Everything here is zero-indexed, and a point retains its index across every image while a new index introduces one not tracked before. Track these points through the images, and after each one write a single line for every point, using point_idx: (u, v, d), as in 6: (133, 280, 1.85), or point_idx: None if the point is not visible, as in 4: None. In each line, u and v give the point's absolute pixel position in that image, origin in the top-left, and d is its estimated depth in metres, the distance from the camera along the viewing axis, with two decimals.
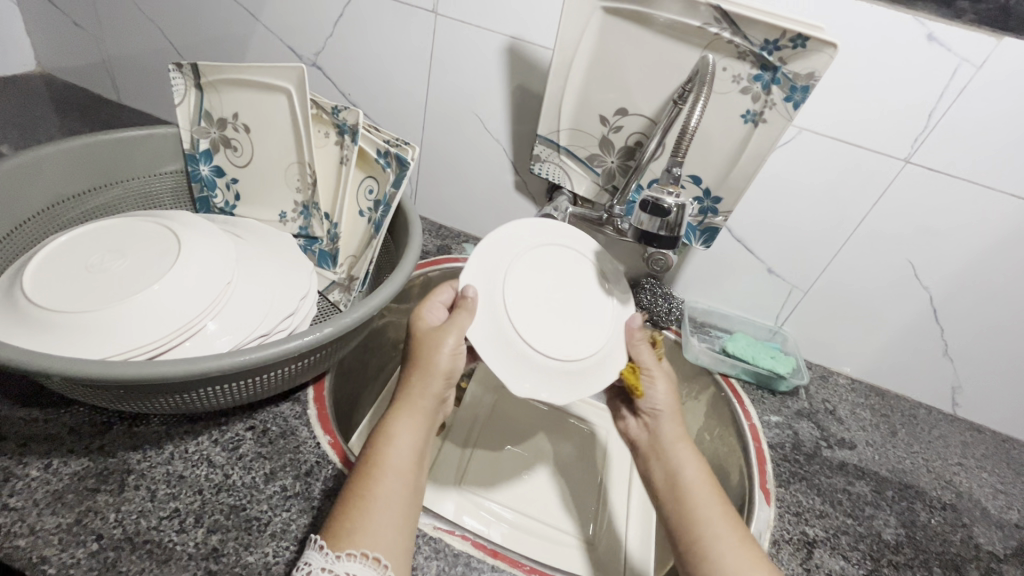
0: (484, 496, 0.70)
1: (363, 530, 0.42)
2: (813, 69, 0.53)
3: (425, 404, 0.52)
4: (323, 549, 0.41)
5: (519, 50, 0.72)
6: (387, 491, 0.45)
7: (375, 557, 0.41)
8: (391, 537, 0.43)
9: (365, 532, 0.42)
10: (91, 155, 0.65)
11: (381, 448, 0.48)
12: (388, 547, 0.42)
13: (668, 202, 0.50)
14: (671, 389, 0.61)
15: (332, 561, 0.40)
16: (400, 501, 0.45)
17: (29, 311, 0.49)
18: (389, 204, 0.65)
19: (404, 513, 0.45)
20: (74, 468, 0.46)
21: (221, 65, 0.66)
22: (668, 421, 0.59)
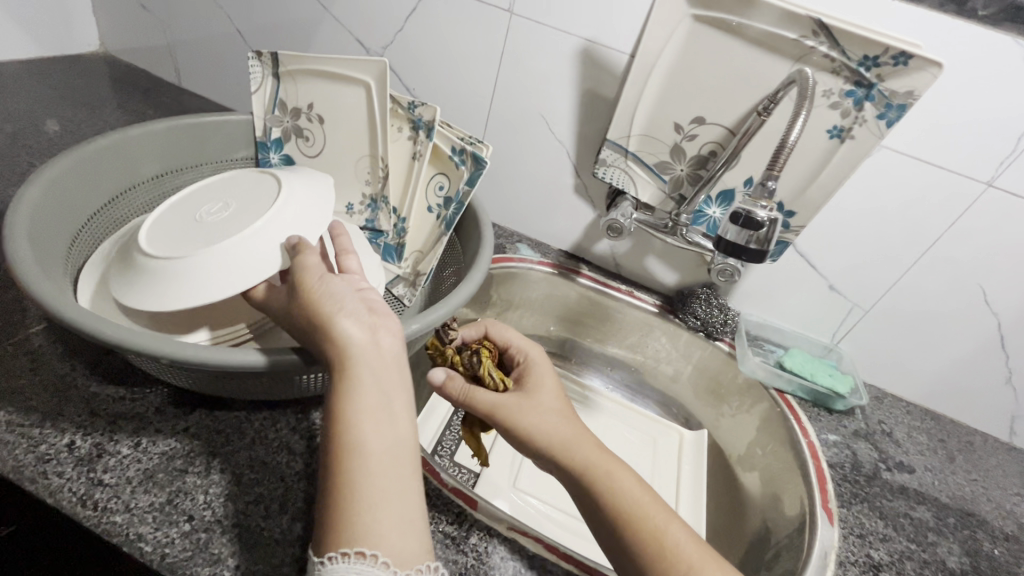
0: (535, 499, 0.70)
1: (341, 526, 0.34)
2: (913, 88, 0.53)
3: (353, 347, 0.39)
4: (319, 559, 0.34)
5: (595, 53, 0.72)
6: (356, 471, 0.35)
7: (359, 551, 0.33)
8: (384, 519, 0.34)
9: (342, 528, 0.34)
10: (170, 140, 0.66)
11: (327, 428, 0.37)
12: (378, 534, 0.34)
13: (761, 215, 0.50)
14: (545, 412, 0.50)
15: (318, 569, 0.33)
16: (379, 477, 0.35)
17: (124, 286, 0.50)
18: (462, 202, 0.65)
19: (394, 486, 0.36)
20: (162, 448, 0.47)
21: (302, 56, 0.67)
22: (571, 449, 0.47)
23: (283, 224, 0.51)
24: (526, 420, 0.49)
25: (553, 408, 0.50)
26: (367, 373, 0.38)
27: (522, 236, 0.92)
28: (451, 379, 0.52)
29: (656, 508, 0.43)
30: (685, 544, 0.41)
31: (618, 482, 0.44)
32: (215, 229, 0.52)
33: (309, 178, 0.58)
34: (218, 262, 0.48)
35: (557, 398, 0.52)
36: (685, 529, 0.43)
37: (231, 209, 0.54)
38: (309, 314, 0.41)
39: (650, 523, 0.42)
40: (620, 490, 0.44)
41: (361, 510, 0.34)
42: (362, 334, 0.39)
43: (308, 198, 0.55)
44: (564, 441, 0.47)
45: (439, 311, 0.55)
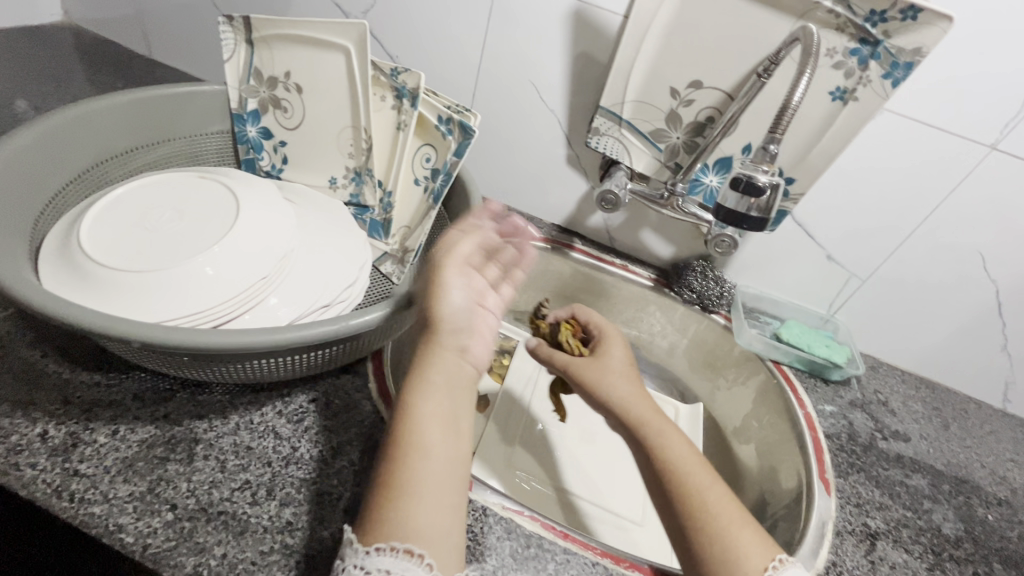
0: (529, 478, 0.69)
1: (394, 519, 0.35)
2: (921, 44, 0.50)
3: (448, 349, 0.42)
4: (354, 546, 0.35)
5: (586, 15, 0.68)
6: (418, 469, 0.37)
7: (406, 548, 0.34)
8: (433, 518, 0.36)
9: (394, 521, 0.35)
10: (137, 113, 0.62)
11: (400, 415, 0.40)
12: (425, 531, 0.35)
13: (763, 181, 0.47)
14: (620, 376, 0.56)
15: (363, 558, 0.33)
16: (434, 475, 0.37)
17: (108, 284, 0.44)
18: (449, 174, 0.62)
19: (446, 486, 0.37)
20: (142, 436, 0.45)
21: (276, 19, 0.63)
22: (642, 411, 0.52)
23: (253, 232, 0.50)
24: (602, 380, 0.56)
25: (620, 376, 0.56)
26: (439, 374, 0.41)
27: (512, 211, 0.89)
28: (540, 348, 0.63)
29: (703, 480, 0.46)
30: (721, 514, 0.43)
31: (666, 450, 0.48)
32: (164, 242, 0.48)
33: (266, 193, 0.55)
34: (157, 286, 0.45)
35: (627, 366, 0.58)
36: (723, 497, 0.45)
37: (177, 215, 0.50)
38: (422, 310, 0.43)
39: (691, 491, 0.45)
40: (667, 456, 0.47)
41: (417, 503, 0.36)
42: (467, 330, 0.43)
43: (268, 228, 0.52)
44: (624, 400, 0.53)
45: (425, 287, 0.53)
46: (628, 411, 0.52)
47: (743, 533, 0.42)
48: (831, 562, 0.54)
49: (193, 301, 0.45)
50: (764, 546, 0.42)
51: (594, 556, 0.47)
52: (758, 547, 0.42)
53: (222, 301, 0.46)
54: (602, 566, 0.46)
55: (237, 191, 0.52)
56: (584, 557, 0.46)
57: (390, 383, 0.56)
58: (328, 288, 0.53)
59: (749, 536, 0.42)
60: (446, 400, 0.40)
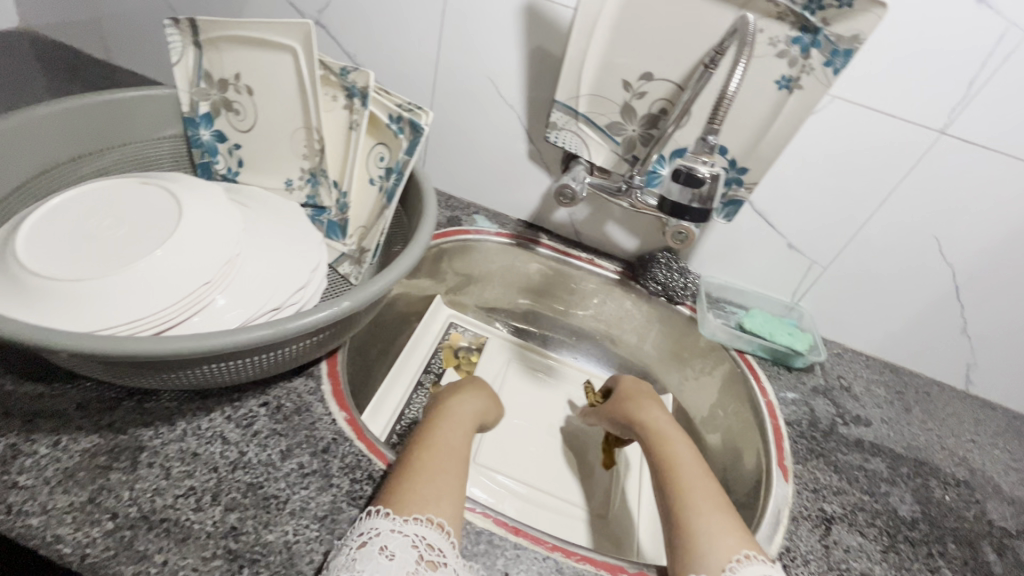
0: (495, 475, 0.70)
1: (427, 497, 0.43)
2: (859, 31, 0.50)
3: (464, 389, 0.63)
4: (388, 515, 0.41)
5: (539, 9, 0.68)
6: (438, 468, 0.46)
7: (438, 521, 0.42)
8: (447, 501, 0.44)
9: (427, 499, 0.43)
10: (84, 118, 0.62)
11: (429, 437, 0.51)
12: (445, 510, 0.43)
13: (703, 171, 0.48)
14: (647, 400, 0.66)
15: (401, 523, 0.40)
16: (448, 472, 0.47)
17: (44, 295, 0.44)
18: (402, 172, 0.62)
19: (453, 480, 0.46)
20: (84, 445, 0.44)
21: (221, 21, 0.62)
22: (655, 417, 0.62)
23: (197, 239, 0.50)
24: (625, 403, 0.66)
25: (640, 398, 0.66)
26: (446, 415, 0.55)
27: (478, 208, 0.89)
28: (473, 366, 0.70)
29: (705, 475, 0.52)
30: (712, 493, 0.50)
31: (677, 448, 0.56)
32: (105, 251, 0.48)
33: (211, 197, 0.54)
34: (94, 295, 0.45)
35: (648, 395, 0.68)
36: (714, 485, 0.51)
37: (120, 225, 0.50)
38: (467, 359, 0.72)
39: (688, 479, 0.51)
40: (675, 454, 0.55)
41: (440, 491, 0.44)
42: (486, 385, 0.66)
43: (213, 233, 0.51)
44: (645, 413, 0.63)
45: (371, 288, 0.53)
46: (647, 420, 0.61)
47: (724, 513, 0.47)
48: (785, 547, 0.54)
49: (133, 308, 0.45)
50: (735, 529, 0.46)
51: (545, 551, 0.47)
52: (730, 529, 0.46)
53: (163, 308, 0.46)
54: (552, 561, 0.47)
55: (180, 197, 0.52)
56: (535, 552, 0.47)
57: (344, 384, 0.56)
58: (278, 291, 0.53)
59: (725, 520, 0.47)
60: (479, 397, 0.62)
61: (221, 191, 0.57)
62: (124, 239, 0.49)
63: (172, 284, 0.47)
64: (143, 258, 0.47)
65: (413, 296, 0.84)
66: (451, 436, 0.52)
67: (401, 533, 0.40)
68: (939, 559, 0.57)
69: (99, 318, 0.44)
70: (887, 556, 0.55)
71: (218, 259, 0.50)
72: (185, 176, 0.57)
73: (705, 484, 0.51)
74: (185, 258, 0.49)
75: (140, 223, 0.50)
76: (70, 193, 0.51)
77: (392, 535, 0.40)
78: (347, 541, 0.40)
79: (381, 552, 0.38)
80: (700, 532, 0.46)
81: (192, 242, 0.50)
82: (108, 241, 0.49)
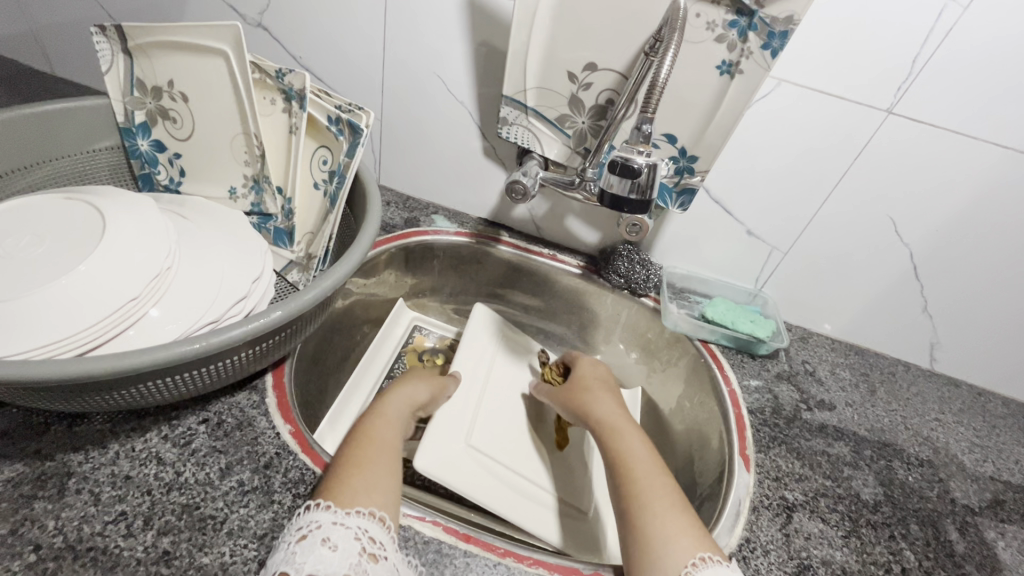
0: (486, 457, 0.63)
1: (365, 489, 0.42)
2: (793, 12, 0.50)
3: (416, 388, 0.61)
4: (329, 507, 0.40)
5: (480, 2, 0.66)
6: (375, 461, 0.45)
7: (375, 512, 0.40)
8: (384, 491, 0.43)
9: (365, 490, 0.42)
10: (10, 133, 0.59)
11: (363, 434, 0.49)
12: (381, 500, 0.42)
13: (639, 162, 0.48)
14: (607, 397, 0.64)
15: (341, 515, 0.39)
16: (385, 463, 0.46)
17: None
18: (344, 175, 0.60)
19: (391, 471, 0.46)
20: (8, 475, 0.43)
21: (148, 26, 0.60)
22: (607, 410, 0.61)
23: (124, 253, 0.48)
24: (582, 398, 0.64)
25: (593, 391, 0.65)
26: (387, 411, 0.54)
27: (438, 208, 0.87)
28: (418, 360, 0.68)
29: (662, 470, 0.51)
30: (667, 489, 0.49)
31: (630, 442, 0.55)
32: (22, 271, 0.46)
33: (140, 209, 0.53)
34: (4, 318, 0.43)
35: (603, 386, 0.66)
36: (671, 480, 0.50)
37: (45, 243, 0.48)
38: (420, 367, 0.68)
39: (642, 475, 0.50)
40: (627, 447, 0.54)
41: (378, 483, 0.43)
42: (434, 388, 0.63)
43: (141, 246, 0.50)
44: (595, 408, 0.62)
45: (305, 296, 0.50)
46: (602, 417, 0.60)
47: (678, 510, 0.47)
48: (745, 538, 0.54)
49: (52, 329, 0.43)
50: (693, 530, 0.45)
51: (496, 557, 0.46)
52: (687, 530, 0.45)
53: (86, 327, 0.44)
54: (502, 567, 0.46)
55: (106, 211, 0.51)
56: (486, 559, 0.46)
57: (291, 396, 0.55)
58: (216, 304, 0.51)
59: (682, 520, 0.46)
60: (419, 394, 0.59)
61: (154, 203, 0.55)
62: (47, 258, 0.47)
63: (95, 302, 0.45)
64: (65, 276, 0.45)
65: (373, 301, 0.83)
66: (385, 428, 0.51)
67: (342, 525, 0.38)
68: (901, 541, 0.56)
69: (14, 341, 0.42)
70: (848, 541, 0.55)
71: (147, 274, 0.48)
72: (115, 190, 0.55)
73: (662, 478, 0.50)
74: (109, 274, 0.47)
75: (66, 240, 0.49)
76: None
77: (333, 527, 0.38)
78: (286, 538, 0.39)
79: (323, 543, 0.37)
80: (654, 535, 0.44)
81: (119, 256, 0.48)
82: (31, 259, 0.47)
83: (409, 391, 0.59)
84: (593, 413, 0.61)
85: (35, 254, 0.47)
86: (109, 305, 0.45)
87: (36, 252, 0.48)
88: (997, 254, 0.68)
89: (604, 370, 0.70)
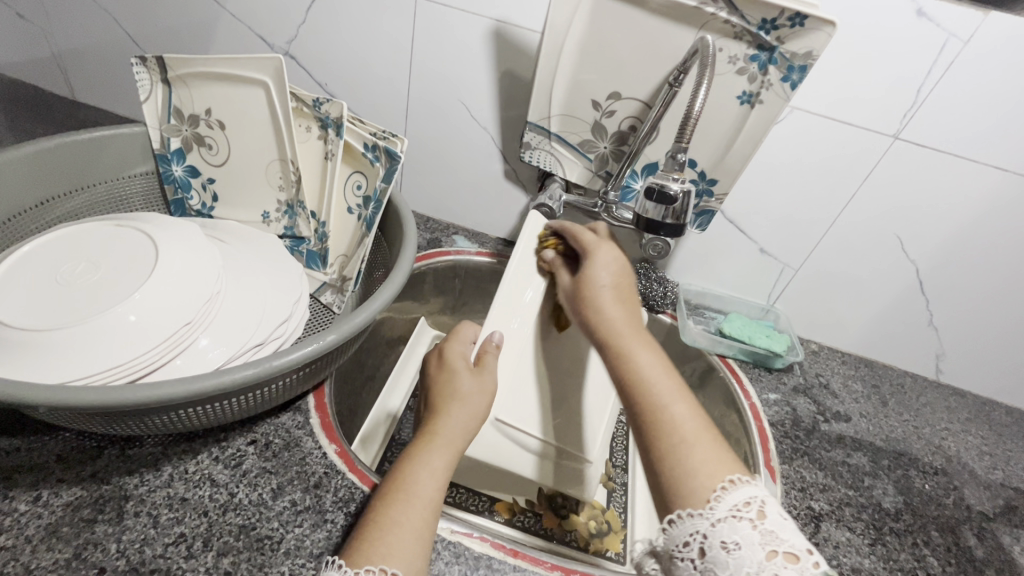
0: (512, 434, 0.60)
1: (388, 549, 0.38)
2: (811, 48, 0.54)
3: (470, 397, 0.50)
4: (341, 567, 0.37)
5: (506, 33, 0.70)
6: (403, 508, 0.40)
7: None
8: (406, 545, 0.38)
9: (385, 550, 0.38)
10: (53, 160, 0.61)
11: (402, 473, 0.43)
12: (404, 562, 0.38)
13: (674, 188, 0.51)
14: (622, 307, 0.51)
15: None
16: (412, 508, 0.40)
17: (22, 338, 0.44)
18: (380, 200, 0.62)
19: (420, 518, 0.40)
20: (67, 499, 0.44)
21: (190, 58, 0.62)
22: (614, 307, 0.51)
23: (172, 281, 0.49)
24: (606, 303, 0.51)
25: (605, 288, 0.53)
26: (451, 427, 0.47)
27: (458, 228, 0.90)
28: (452, 348, 0.54)
29: (677, 396, 0.43)
30: (684, 415, 0.41)
31: (635, 353, 0.46)
32: (75, 297, 0.47)
33: (186, 235, 0.54)
34: (60, 347, 0.44)
35: (620, 286, 0.54)
36: (686, 398, 0.43)
37: (101, 270, 0.50)
38: (458, 346, 0.55)
39: (656, 391, 0.43)
40: (632, 361, 0.45)
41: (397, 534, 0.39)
42: (474, 392, 0.51)
43: (191, 272, 0.51)
44: (597, 308, 0.51)
45: (354, 320, 0.51)
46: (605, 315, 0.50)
47: (695, 438, 0.40)
48: None
49: (110, 356, 0.44)
50: (720, 460, 0.38)
51: (544, 571, 0.48)
52: (709, 464, 0.38)
53: (141, 353, 0.45)
54: None
55: (156, 237, 0.52)
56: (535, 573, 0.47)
57: (332, 416, 0.56)
58: (261, 328, 0.52)
59: (712, 452, 0.39)
60: (469, 408, 0.49)
61: (200, 229, 0.57)
62: (103, 284, 0.49)
63: (147, 330, 0.46)
64: (119, 303, 0.46)
65: (398, 321, 0.84)
66: (432, 471, 0.43)
67: None
68: (924, 548, 0.58)
69: (71, 371, 0.43)
70: (875, 549, 0.57)
71: (195, 300, 0.49)
72: (161, 216, 0.57)
73: (674, 407, 0.42)
74: (161, 301, 0.48)
75: (122, 265, 0.50)
76: (39, 240, 0.51)
77: None
78: None
79: None
80: (681, 453, 0.39)
81: (169, 284, 0.49)
82: (90, 284, 0.49)
83: (457, 407, 0.49)
84: (597, 312, 0.51)
85: (94, 280, 0.49)
86: (160, 331, 0.46)
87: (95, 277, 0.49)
88: (999, 269, 0.72)
89: (615, 263, 0.56)
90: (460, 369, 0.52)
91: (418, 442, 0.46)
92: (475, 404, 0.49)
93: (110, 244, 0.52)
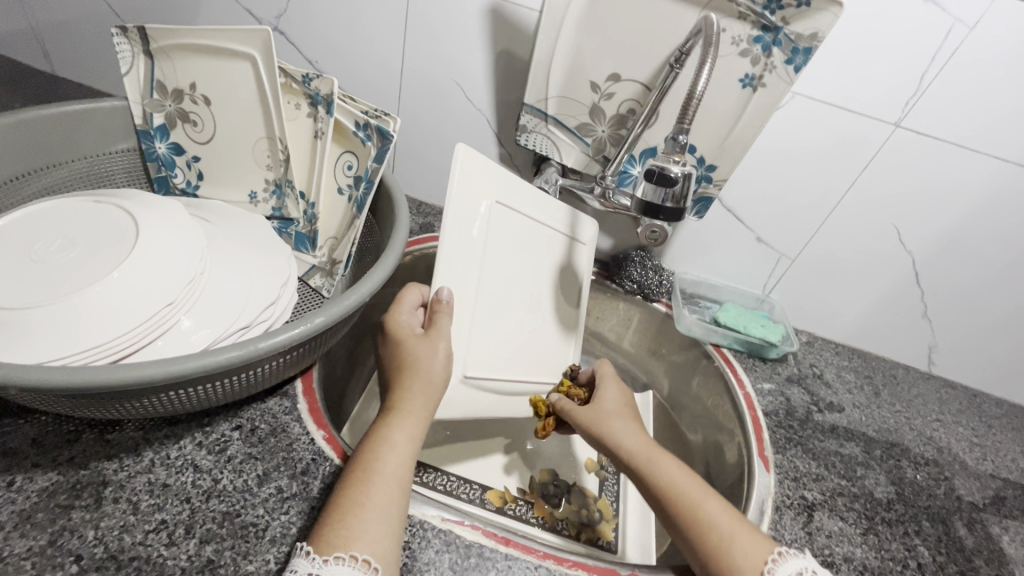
0: (486, 385, 0.56)
1: (355, 530, 0.38)
2: (817, 29, 0.53)
3: (432, 368, 0.48)
4: (310, 555, 0.37)
5: (503, 11, 0.67)
6: (369, 491, 0.41)
7: (364, 559, 0.37)
8: (373, 527, 0.39)
9: (351, 530, 0.38)
10: (27, 133, 0.58)
11: (365, 456, 0.43)
12: (373, 542, 0.38)
13: (675, 171, 0.49)
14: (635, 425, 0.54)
15: (319, 566, 0.36)
16: (378, 490, 0.41)
17: None
18: (371, 180, 0.60)
19: (387, 496, 0.41)
20: (42, 484, 0.42)
21: (173, 29, 0.59)
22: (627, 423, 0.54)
23: (153, 260, 0.47)
24: (617, 424, 0.54)
25: (612, 410, 0.55)
26: (413, 401, 0.47)
27: None
28: (398, 317, 0.51)
29: (706, 494, 0.48)
30: (724, 519, 0.45)
31: (663, 471, 0.49)
32: (51, 274, 0.45)
33: (169, 213, 0.52)
34: (34, 326, 0.42)
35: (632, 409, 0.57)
36: (721, 505, 0.47)
37: (78, 249, 0.48)
38: (402, 318, 0.51)
39: (695, 505, 0.46)
40: (663, 476, 0.49)
41: (364, 515, 0.39)
42: (437, 363, 0.48)
43: (174, 253, 0.49)
44: (610, 433, 0.53)
45: (344, 301, 0.49)
46: (622, 439, 0.52)
47: (742, 539, 0.44)
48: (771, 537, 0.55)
49: (88, 336, 0.42)
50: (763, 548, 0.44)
51: (537, 559, 0.47)
52: (758, 554, 0.43)
53: (120, 334, 0.43)
54: (543, 569, 0.46)
55: (137, 215, 0.50)
56: (527, 562, 0.46)
57: (321, 401, 0.54)
58: (246, 310, 0.50)
59: (755, 541, 0.44)
60: (427, 374, 0.48)
61: (184, 208, 0.55)
62: (80, 262, 0.46)
63: (125, 311, 0.44)
64: (97, 282, 0.44)
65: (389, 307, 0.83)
66: (397, 447, 0.44)
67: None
68: (915, 537, 0.58)
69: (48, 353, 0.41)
70: (867, 538, 0.57)
71: (177, 280, 0.47)
72: (142, 193, 0.55)
73: (709, 507, 0.46)
74: (141, 279, 0.46)
75: (100, 243, 0.48)
76: (16, 214, 0.49)
77: None
78: None
79: None
80: (732, 553, 0.43)
81: (149, 264, 0.47)
82: (67, 262, 0.46)
83: (415, 376, 0.48)
84: (607, 432, 0.53)
85: (71, 258, 0.47)
86: (140, 312, 0.44)
87: (70, 256, 0.47)
88: (994, 260, 0.71)
89: (621, 390, 0.59)
90: (410, 337, 0.49)
91: (382, 419, 0.46)
92: (435, 371, 0.48)
93: (89, 222, 0.50)
